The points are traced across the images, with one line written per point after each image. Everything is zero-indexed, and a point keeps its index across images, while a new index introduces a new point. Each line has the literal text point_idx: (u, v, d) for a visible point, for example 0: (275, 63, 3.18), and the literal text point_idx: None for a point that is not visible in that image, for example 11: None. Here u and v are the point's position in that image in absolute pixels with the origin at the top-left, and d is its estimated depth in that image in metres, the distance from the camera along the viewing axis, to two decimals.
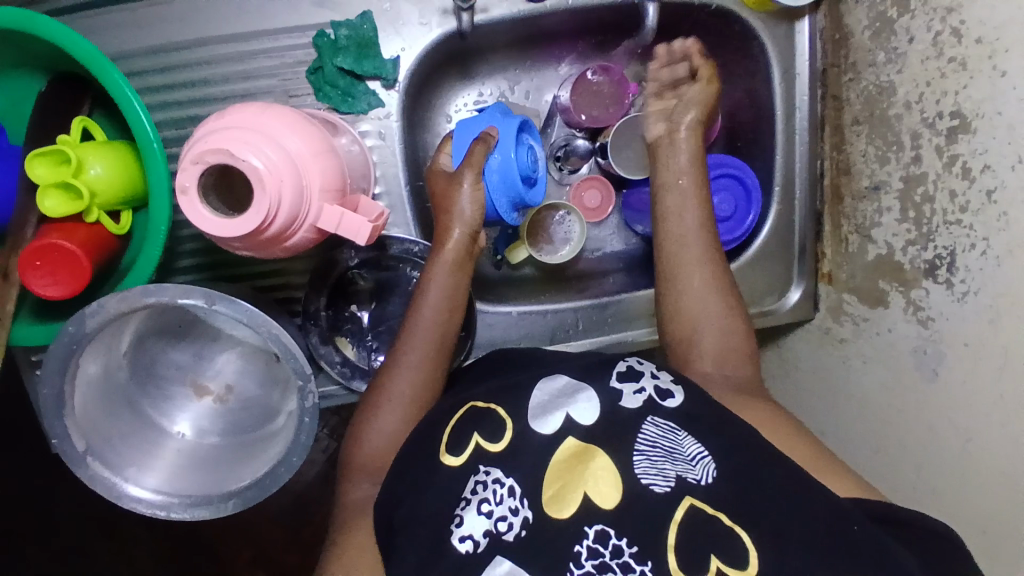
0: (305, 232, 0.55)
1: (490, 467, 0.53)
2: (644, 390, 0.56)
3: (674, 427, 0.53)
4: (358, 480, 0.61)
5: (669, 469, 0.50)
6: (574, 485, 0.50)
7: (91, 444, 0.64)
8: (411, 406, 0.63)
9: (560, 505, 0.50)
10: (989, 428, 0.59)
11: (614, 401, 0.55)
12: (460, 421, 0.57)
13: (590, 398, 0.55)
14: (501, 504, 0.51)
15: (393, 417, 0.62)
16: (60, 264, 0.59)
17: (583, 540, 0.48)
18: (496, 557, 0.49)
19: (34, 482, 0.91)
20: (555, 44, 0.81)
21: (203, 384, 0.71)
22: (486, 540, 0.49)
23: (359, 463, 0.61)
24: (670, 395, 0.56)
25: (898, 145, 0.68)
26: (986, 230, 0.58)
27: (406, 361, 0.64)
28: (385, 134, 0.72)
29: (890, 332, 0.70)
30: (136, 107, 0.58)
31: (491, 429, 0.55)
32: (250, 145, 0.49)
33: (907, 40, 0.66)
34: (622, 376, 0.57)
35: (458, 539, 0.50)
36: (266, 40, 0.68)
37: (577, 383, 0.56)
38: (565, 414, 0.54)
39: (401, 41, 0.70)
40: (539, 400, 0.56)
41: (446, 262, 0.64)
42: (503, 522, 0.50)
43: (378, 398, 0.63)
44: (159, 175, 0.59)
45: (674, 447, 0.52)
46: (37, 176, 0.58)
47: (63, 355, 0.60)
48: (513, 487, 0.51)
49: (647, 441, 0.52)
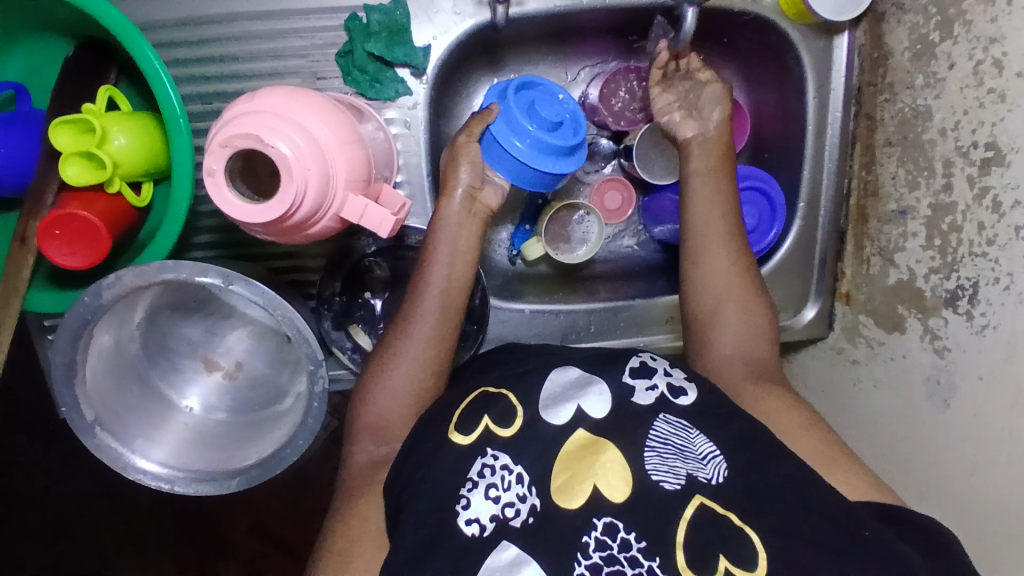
0: (327, 222, 0.54)
1: (497, 451, 0.53)
2: (657, 387, 0.56)
3: (686, 426, 0.54)
4: (363, 437, 0.62)
5: (680, 466, 0.51)
6: (585, 476, 0.51)
7: (100, 415, 0.64)
8: (417, 363, 0.63)
9: (568, 496, 0.50)
10: (997, 464, 0.59)
11: (625, 396, 0.55)
12: (469, 406, 0.57)
13: (600, 390, 0.55)
14: (509, 489, 0.51)
15: (401, 372, 0.62)
16: (78, 234, 0.59)
17: (591, 531, 0.48)
18: (502, 542, 0.49)
19: (34, 439, 0.91)
20: (588, 41, 0.80)
21: (213, 360, 0.71)
22: (492, 525, 0.49)
23: (365, 420, 0.62)
24: (683, 392, 0.56)
25: (929, 171, 0.67)
26: (1011, 266, 0.58)
27: (412, 316, 0.64)
28: (410, 123, 0.71)
29: (904, 358, 0.70)
30: (164, 81, 0.57)
31: (500, 412, 0.55)
32: (279, 132, 0.48)
33: (947, 65, 0.65)
34: (635, 372, 0.57)
35: (465, 522, 0.50)
36: (298, 20, 0.67)
37: (588, 376, 0.57)
38: (577, 406, 0.54)
39: (433, 29, 0.70)
40: (550, 392, 0.56)
41: (449, 216, 0.65)
42: (511, 507, 0.50)
43: (384, 355, 0.63)
44: (183, 150, 0.59)
45: (685, 445, 0.52)
46: (61, 144, 0.58)
47: (77, 325, 0.60)
48: (521, 474, 0.51)
49: (659, 437, 0.52)
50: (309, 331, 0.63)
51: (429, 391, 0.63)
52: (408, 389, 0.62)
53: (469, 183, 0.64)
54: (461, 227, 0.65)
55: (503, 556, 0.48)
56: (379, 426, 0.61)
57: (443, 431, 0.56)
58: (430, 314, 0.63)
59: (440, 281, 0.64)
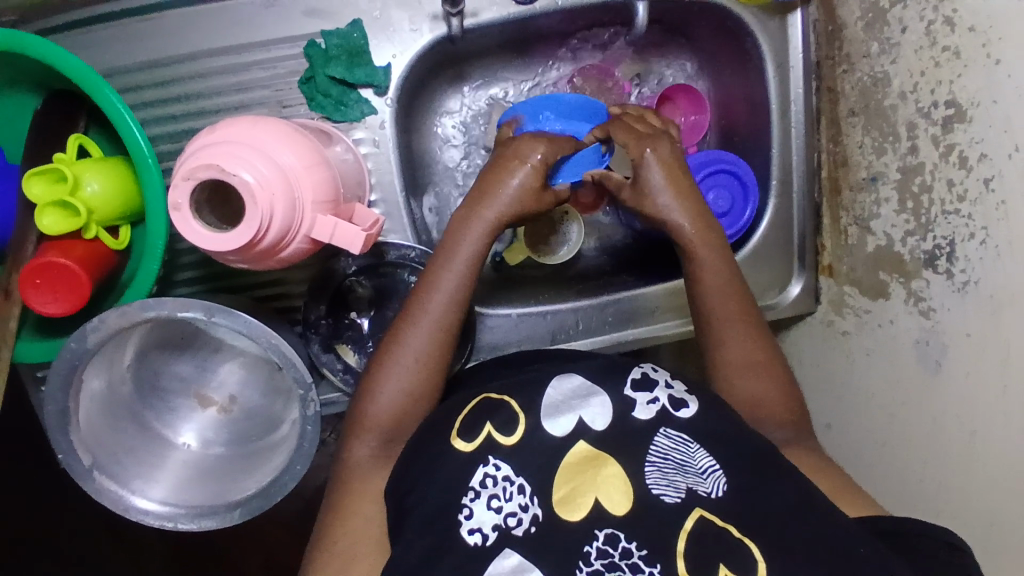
0: (299, 244, 0.54)
1: (499, 461, 0.53)
2: (658, 400, 0.55)
3: (687, 440, 0.53)
4: (362, 440, 0.61)
5: (681, 480, 0.51)
6: (586, 488, 0.51)
7: (97, 459, 0.65)
8: (426, 369, 0.62)
9: (571, 507, 0.50)
10: (993, 423, 0.59)
11: (626, 411, 0.55)
12: (471, 411, 0.56)
13: (602, 402, 0.55)
14: (511, 500, 0.51)
15: (405, 377, 0.62)
16: (58, 281, 0.59)
17: (593, 540, 0.48)
18: (506, 549, 0.49)
19: (41, 491, 0.92)
20: (548, 45, 0.81)
21: (207, 395, 0.71)
22: (495, 534, 0.50)
23: (372, 416, 0.61)
24: (684, 404, 0.55)
25: (894, 136, 0.68)
26: (985, 220, 0.58)
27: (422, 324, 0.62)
28: (379, 141, 0.72)
29: (892, 324, 0.70)
30: (130, 123, 0.58)
31: (503, 421, 0.54)
32: (241, 160, 0.48)
33: (900, 30, 0.66)
34: (636, 385, 0.56)
35: (467, 532, 0.50)
36: (259, 52, 0.68)
37: (590, 386, 0.56)
38: (577, 418, 0.54)
39: (392, 48, 0.71)
40: (552, 399, 0.56)
41: (478, 227, 0.63)
42: (513, 517, 0.50)
43: (390, 359, 0.62)
44: (155, 189, 0.60)
45: (685, 460, 0.52)
46: (35, 195, 0.59)
47: (66, 371, 0.60)
48: (523, 484, 0.51)
49: (659, 452, 0.52)
50: (296, 356, 0.64)
51: (428, 399, 0.62)
52: (412, 392, 0.62)
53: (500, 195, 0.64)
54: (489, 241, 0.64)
55: (505, 563, 0.48)
56: (389, 423, 0.61)
57: (434, 443, 0.56)
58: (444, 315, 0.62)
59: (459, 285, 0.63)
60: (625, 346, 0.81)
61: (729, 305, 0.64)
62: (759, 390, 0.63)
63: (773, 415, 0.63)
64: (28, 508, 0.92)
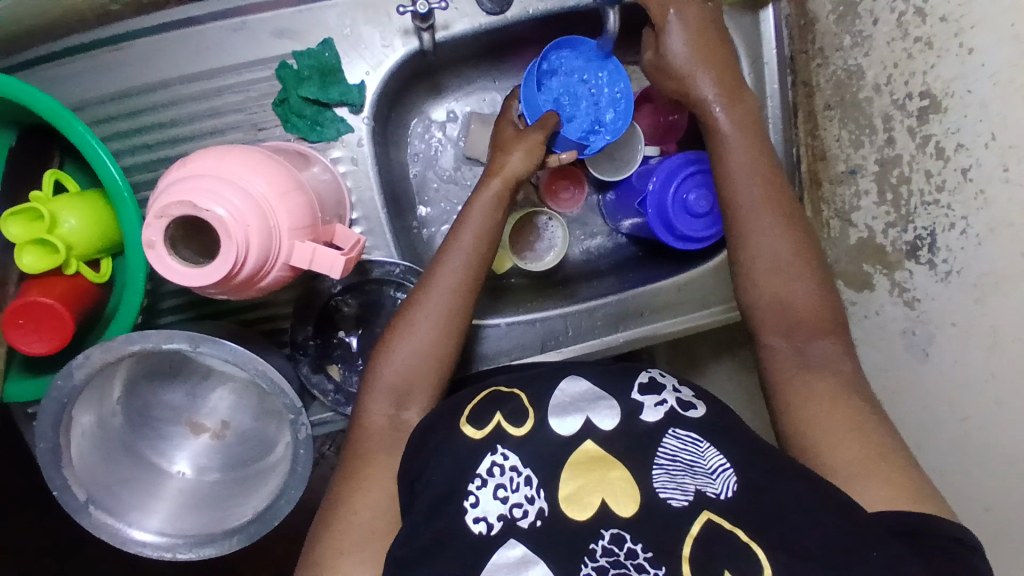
0: (278, 271, 0.54)
1: (507, 450, 0.53)
2: (666, 402, 0.56)
3: (696, 439, 0.53)
4: (380, 398, 0.62)
5: (689, 482, 0.51)
6: (593, 488, 0.51)
7: (92, 494, 0.65)
8: (436, 336, 0.63)
9: (578, 507, 0.50)
10: (984, 408, 0.59)
11: (634, 413, 0.55)
12: (480, 401, 0.58)
13: (610, 406, 0.56)
14: (518, 490, 0.51)
15: (417, 342, 0.63)
16: (42, 321, 0.59)
17: (599, 539, 0.49)
18: (509, 540, 0.49)
19: (43, 525, 0.92)
20: (521, 53, 0.80)
21: (199, 422, 0.72)
22: (499, 523, 0.50)
23: (383, 383, 0.62)
24: (692, 407, 0.56)
25: (870, 128, 0.68)
26: (964, 209, 0.58)
27: (431, 297, 0.64)
28: (357, 159, 0.72)
29: (878, 314, 0.70)
30: (102, 157, 0.58)
31: (513, 413, 0.56)
32: (214, 194, 0.48)
33: (872, 22, 0.65)
34: (644, 389, 0.57)
35: (472, 520, 0.50)
36: (230, 76, 0.68)
37: (598, 392, 0.57)
38: (585, 418, 0.55)
39: (365, 65, 0.70)
40: (560, 400, 0.57)
41: (488, 193, 0.66)
42: (518, 508, 0.51)
43: (400, 325, 0.64)
44: (132, 222, 0.59)
45: (694, 459, 0.52)
46: (12, 235, 0.59)
47: (55, 409, 0.60)
48: (530, 476, 0.52)
49: (667, 454, 0.52)
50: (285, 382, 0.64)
51: (443, 363, 0.64)
52: (426, 354, 0.63)
53: (506, 169, 0.67)
54: (501, 207, 0.67)
55: (511, 553, 0.49)
56: (401, 390, 0.62)
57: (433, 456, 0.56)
58: (456, 279, 0.64)
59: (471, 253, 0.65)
60: (615, 350, 0.80)
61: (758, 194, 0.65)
62: (788, 294, 0.62)
63: (806, 323, 0.62)
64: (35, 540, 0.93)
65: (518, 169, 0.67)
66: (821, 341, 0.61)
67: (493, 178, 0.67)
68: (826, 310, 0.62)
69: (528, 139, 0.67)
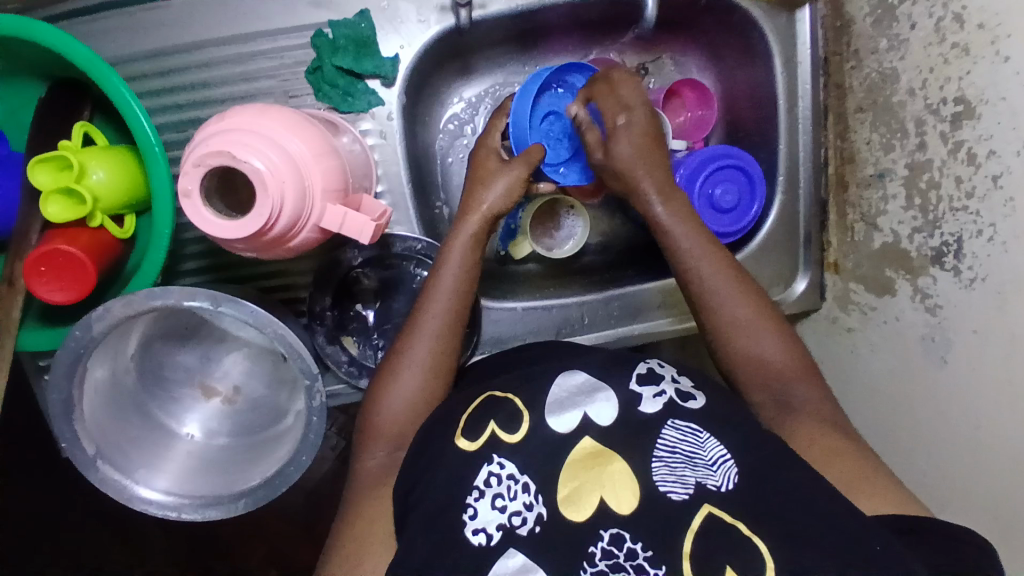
0: (309, 233, 0.54)
1: (503, 459, 0.51)
2: (665, 393, 0.54)
3: (696, 429, 0.52)
4: (377, 441, 0.60)
5: (689, 474, 0.50)
6: (591, 488, 0.50)
7: (101, 448, 0.64)
8: (433, 373, 0.62)
9: (578, 507, 0.49)
10: (999, 416, 0.59)
11: (632, 404, 0.54)
12: (476, 409, 0.55)
13: (608, 397, 0.54)
14: (516, 498, 0.50)
15: (408, 382, 0.62)
16: (63, 270, 0.59)
17: (598, 541, 0.48)
18: (508, 549, 0.48)
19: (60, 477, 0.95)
20: (554, 38, 0.81)
21: (211, 385, 0.71)
22: (499, 533, 0.49)
23: (378, 426, 0.60)
24: (692, 398, 0.54)
25: (902, 132, 0.68)
26: (992, 217, 0.58)
27: (415, 347, 0.63)
28: (386, 133, 0.72)
29: (897, 320, 0.70)
30: (136, 110, 0.57)
31: (507, 420, 0.53)
32: (254, 147, 0.48)
33: (909, 26, 0.66)
34: (642, 379, 0.55)
35: (471, 532, 0.49)
36: (265, 42, 0.68)
37: (595, 383, 0.55)
38: (582, 414, 0.53)
39: (399, 39, 0.70)
40: (556, 396, 0.54)
41: (465, 234, 0.65)
42: (517, 516, 0.49)
43: (385, 374, 0.63)
44: (161, 178, 0.59)
45: (694, 451, 0.51)
46: (40, 183, 0.58)
47: (70, 360, 0.60)
48: (527, 483, 0.50)
49: (666, 447, 0.51)
50: (303, 347, 0.63)
51: (438, 403, 0.62)
52: (419, 395, 0.61)
53: (489, 206, 0.66)
54: (475, 248, 0.66)
55: (510, 563, 0.47)
56: (395, 432, 0.60)
57: (446, 432, 0.55)
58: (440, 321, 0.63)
59: (453, 294, 0.64)
60: (630, 341, 0.81)
61: (707, 261, 0.64)
62: (757, 356, 0.61)
63: (778, 377, 0.60)
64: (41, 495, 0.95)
65: (496, 207, 0.67)
66: (796, 388, 0.60)
67: (471, 216, 0.66)
68: (794, 359, 0.61)
69: (508, 174, 0.67)
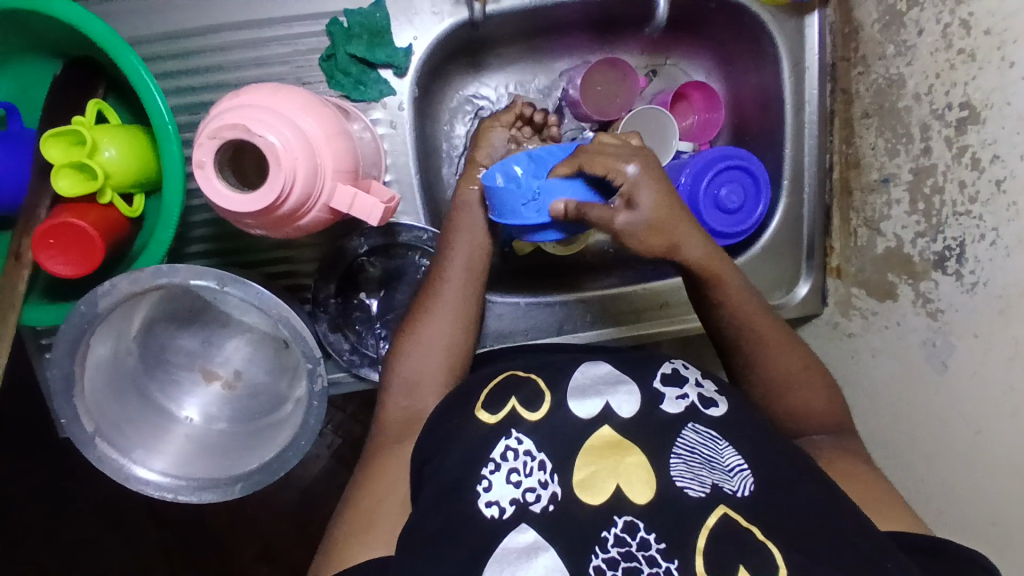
0: (318, 212, 0.54)
1: (521, 434, 0.52)
2: (688, 396, 0.54)
3: (715, 436, 0.51)
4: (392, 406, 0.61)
5: (706, 475, 0.49)
6: (607, 474, 0.49)
7: (100, 427, 0.64)
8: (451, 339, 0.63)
9: (592, 491, 0.49)
10: (1000, 420, 0.59)
11: (654, 403, 0.53)
12: (493, 389, 0.56)
13: (630, 391, 0.54)
14: (531, 476, 0.50)
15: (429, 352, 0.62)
16: (72, 244, 0.59)
17: (611, 527, 0.47)
18: (520, 524, 0.48)
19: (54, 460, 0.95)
20: (565, 36, 0.82)
21: (212, 370, 0.71)
22: (512, 508, 0.49)
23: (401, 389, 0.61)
24: (714, 404, 0.54)
25: (908, 137, 0.68)
26: (995, 220, 0.59)
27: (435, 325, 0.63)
28: (396, 123, 0.72)
29: (900, 324, 0.70)
30: (150, 87, 0.58)
31: (528, 397, 0.54)
32: (267, 122, 0.49)
33: (917, 32, 0.67)
34: (667, 379, 0.55)
35: (484, 504, 0.49)
36: (280, 28, 0.69)
37: (619, 375, 0.56)
38: (605, 402, 0.53)
39: (413, 30, 0.71)
40: (579, 382, 0.55)
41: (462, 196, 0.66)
42: (531, 492, 0.49)
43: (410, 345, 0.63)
44: (172, 156, 0.59)
45: (713, 455, 0.50)
46: (51, 156, 0.59)
47: (73, 336, 0.60)
48: (544, 461, 0.50)
49: (686, 446, 0.51)
50: (306, 331, 0.64)
51: (454, 371, 0.63)
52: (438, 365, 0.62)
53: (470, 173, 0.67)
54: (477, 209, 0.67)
55: (520, 538, 0.47)
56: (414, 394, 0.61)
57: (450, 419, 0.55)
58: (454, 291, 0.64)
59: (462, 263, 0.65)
60: (628, 341, 0.81)
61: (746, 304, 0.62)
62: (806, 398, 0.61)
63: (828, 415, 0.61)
64: (37, 477, 0.95)
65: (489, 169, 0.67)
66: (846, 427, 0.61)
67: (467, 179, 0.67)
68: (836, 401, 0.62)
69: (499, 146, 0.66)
